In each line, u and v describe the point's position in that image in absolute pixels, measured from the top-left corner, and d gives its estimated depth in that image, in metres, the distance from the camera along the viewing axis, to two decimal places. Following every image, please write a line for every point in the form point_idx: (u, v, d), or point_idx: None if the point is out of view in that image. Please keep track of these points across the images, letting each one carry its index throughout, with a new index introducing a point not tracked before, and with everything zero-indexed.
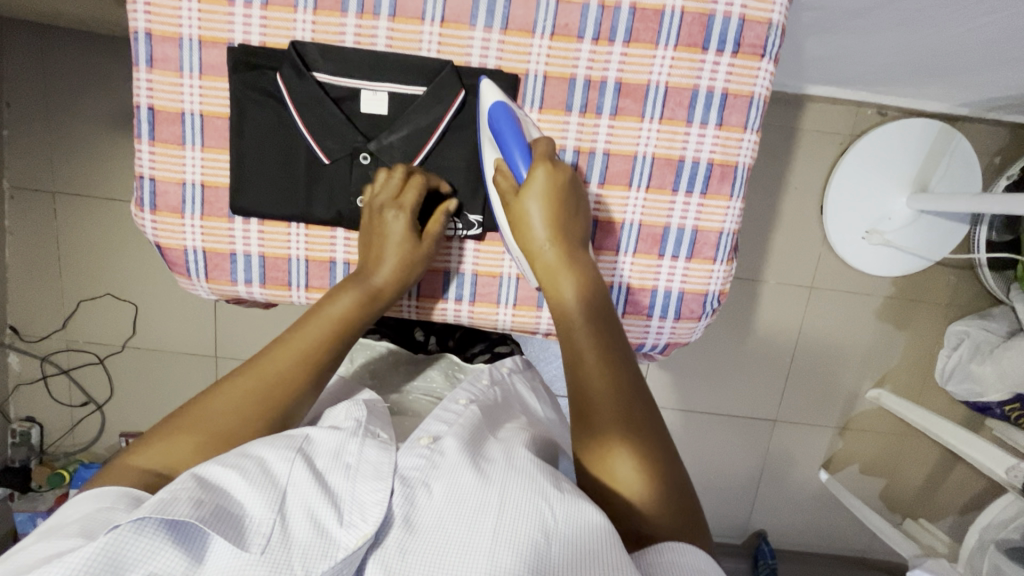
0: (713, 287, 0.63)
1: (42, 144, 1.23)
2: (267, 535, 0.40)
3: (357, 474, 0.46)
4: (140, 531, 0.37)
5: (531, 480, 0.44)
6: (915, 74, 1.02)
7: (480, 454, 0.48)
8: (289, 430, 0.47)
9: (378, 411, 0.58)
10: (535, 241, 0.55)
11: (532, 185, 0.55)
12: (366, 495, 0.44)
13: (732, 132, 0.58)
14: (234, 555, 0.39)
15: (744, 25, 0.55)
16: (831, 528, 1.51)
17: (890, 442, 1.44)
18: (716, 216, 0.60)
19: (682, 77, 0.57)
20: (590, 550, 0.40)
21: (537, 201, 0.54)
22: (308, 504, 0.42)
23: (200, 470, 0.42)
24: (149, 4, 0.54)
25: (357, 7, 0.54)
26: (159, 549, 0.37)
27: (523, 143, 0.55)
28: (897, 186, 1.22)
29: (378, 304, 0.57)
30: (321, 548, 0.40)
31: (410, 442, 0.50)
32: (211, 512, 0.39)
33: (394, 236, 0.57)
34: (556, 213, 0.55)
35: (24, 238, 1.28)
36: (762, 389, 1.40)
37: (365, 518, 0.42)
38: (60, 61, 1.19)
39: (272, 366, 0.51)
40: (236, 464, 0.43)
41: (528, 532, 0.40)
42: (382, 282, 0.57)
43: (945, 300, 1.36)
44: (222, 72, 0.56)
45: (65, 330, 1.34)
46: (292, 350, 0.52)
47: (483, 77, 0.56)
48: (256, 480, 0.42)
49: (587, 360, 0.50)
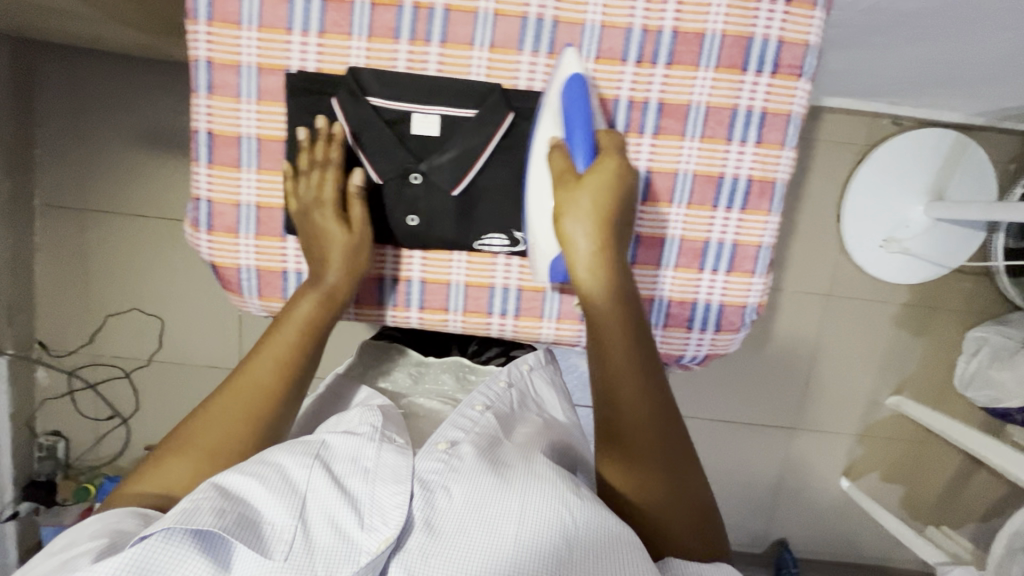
0: (752, 300, 0.64)
1: (72, 163, 1.25)
2: (289, 541, 0.43)
3: (375, 478, 0.49)
4: (168, 540, 0.41)
5: (547, 485, 0.47)
6: (933, 85, 1.04)
7: (496, 459, 0.52)
8: (305, 437, 0.51)
9: (391, 417, 0.61)
10: (581, 233, 0.54)
11: (602, 171, 0.54)
12: (385, 498, 0.47)
13: (771, 149, 0.60)
14: (257, 561, 0.42)
15: (782, 46, 0.57)
16: (854, 538, 1.49)
17: (910, 449, 1.44)
18: (755, 230, 0.62)
19: (722, 97, 0.58)
20: (603, 555, 0.45)
21: (592, 193, 0.53)
22: (327, 509, 0.46)
23: (223, 480, 0.45)
24: (211, 33, 0.56)
25: (410, 34, 0.57)
26: (187, 555, 0.41)
27: (592, 131, 0.55)
28: (912, 194, 1.24)
29: (337, 304, 0.59)
30: (343, 553, 0.44)
31: (428, 447, 0.53)
32: (233, 520, 0.42)
33: (336, 235, 0.57)
34: (609, 210, 0.54)
35: (54, 255, 1.30)
36: (782, 397, 1.41)
37: (385, 521, 0.45)
38: (92, 83, 1.21)
39: (249, 378, 0.56)
40: (255, 471, 0.47)
41: (543, 538, 0.44)
42: (333, 277, 0.58)
43: (963, 306, 1.37)
44: (278, 97, 0.58)
45: (92, 345, 1.35)
46: (268, 359, 0.57)
47: (568, 47, 0.56)
48: (276, 487, 0.46)
49: (616, 364, 0.53)
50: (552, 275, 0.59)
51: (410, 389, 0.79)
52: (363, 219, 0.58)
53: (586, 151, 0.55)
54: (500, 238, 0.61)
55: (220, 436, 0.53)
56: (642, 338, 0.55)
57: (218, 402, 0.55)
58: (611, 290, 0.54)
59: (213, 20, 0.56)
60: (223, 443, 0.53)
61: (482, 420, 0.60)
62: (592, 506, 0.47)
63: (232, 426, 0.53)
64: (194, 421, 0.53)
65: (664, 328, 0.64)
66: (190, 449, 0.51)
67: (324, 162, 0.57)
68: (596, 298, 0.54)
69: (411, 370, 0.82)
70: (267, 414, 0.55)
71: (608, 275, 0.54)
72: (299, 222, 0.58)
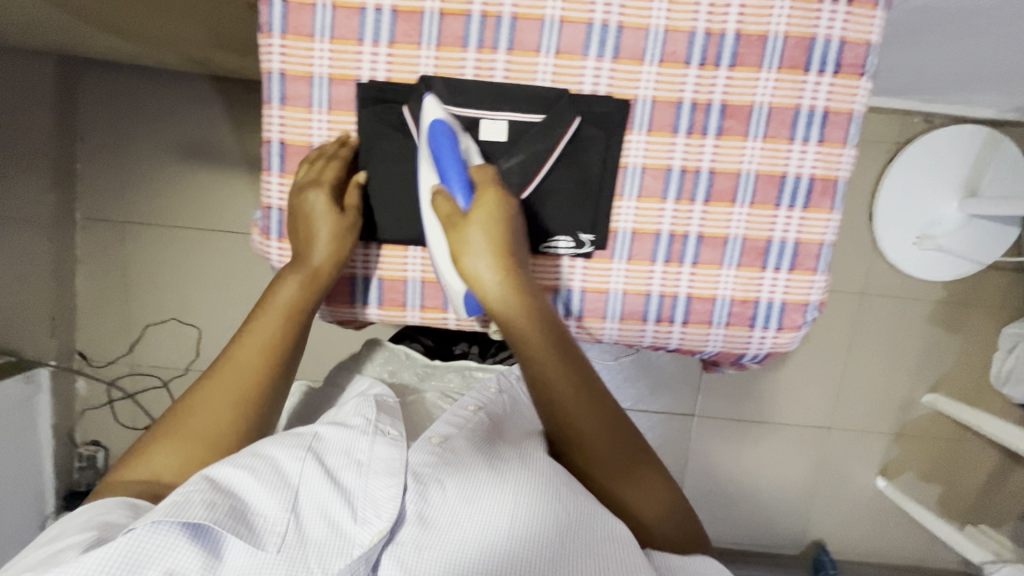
0: (814, 297, 0.64)
1: (111, 177, 1.27)
2: (281, 535, 0.47)
3: (369, 471, 0.53)
4: (156, 530, 0.44)
5: (538, 483, 0.52)
6: (970, 83, 1.04)
7: (488, 453, 0.56)
8: (299, 429, 0.54)
9: (387, 405, 0.63)
10: (483, 270, 0.57)
11: (479, 212, 0.56)
12: (379, 491, 0.51)
13: (833, 147, 0.61)
14: (248, 553, 0.46)
15: (845, 46, 0.58)
16: (894, 538, 1.46)
17: (946, 448, 1.42)
18: (818, 228, 0.62)
19: (785, 97, 0.59)
20: (585, 546, 0.50)
21: (481, 229, 0.56)
22: (320, 503, 0.50)
23: (214, 473, 0.49)
24: (285, 46, 0.58)
25: (477, 42, 0.58)
26: (175, 544, 0.44)
27: (463, 168, 0.57)
28: (944, 192, 1.24)
29: (320, 285, 0.60)
30: (337, 546, 0.47)
31: (422, 442, 0.56)
32: (224, 513, 0.46)
33: (322, 217, 0.58)
34: (501, 242, 0.57)
35: (95, 267, 1.31)
36: (818, 396, 1.39)
37: (379, 514, 0.49)
38: (134, 97, 1.23)
39: (233, 365, 0.59)
40: (249, 465, 0.50)
41: (530, 531, 0.49)
42: (317, 261, 0.59)
43: (996, 303, 1.35)
44: (348, 106, 0.59)
45: (131, 356, 1.35)
46: (252, 347, 0.59)
47: (427, 94, 0.58)
48: (270, 481, 0.50)
49: (556, 386, 0.58)
50: (467, 308, 0.61)
51: (417, 385, 0.77)
52: (357, 205, 0.60)
53: (464, 192, 0.58)
54: (566, 241, 0.62)
55: (208, 422, 0.56)
56: (562, 350, 0.58)
57: (205, 388, 0.58)
58: (531, 318, 0.57)
59: (286, 33, 0.58)
60: (213, 431, 0.56)
61: (473, 418, 0.61)
62: (572, 503, 0.52)
63: (217, 413, 0.57)
64: (181, 411, 0.57)
65: (726, 327, 0.64)
66: (178, 434, 0.55)
67: (330, 152, 0.59)
68: (510, 326, 0.57)
69: (420, 367, 0.80)
70: (251, 401, 0.58)
71: (517, 302, 0.57)
72: (293, 200, 0.59)
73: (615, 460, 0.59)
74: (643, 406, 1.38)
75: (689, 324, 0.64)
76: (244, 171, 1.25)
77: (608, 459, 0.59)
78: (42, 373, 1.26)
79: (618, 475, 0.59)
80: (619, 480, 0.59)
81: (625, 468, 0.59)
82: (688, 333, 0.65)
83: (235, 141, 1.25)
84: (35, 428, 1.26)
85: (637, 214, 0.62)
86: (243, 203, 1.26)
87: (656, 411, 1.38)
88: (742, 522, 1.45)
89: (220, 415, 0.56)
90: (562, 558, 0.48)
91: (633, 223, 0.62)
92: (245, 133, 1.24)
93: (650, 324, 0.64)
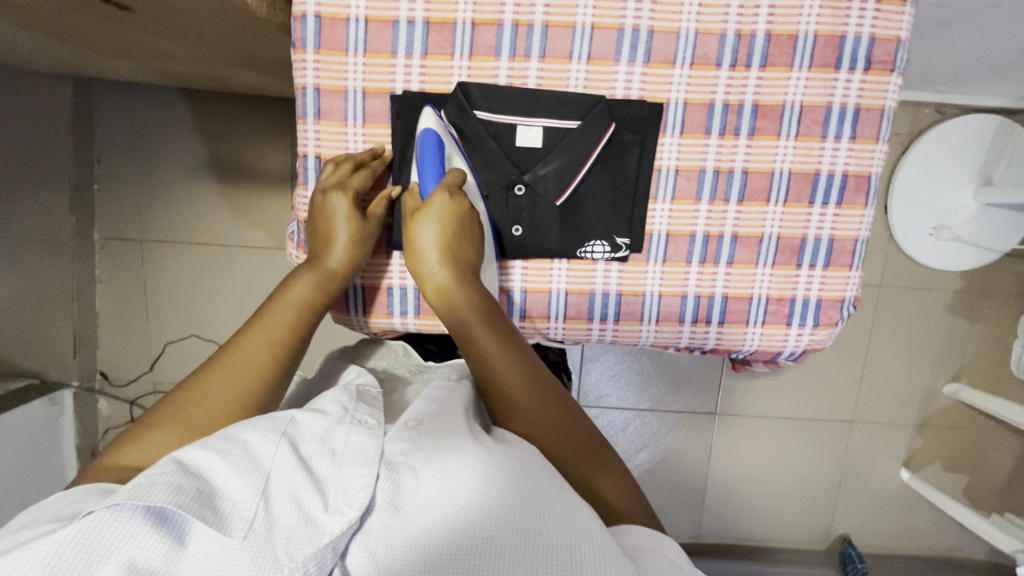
0: (849, 293, 0.64)
1: (129, 196, 1.26)
2: (250, 519, 0.42)
3: (342, 460, 0.47)
4: (116, 515, 0.40)
5: (522, 462, 0.47)
6: (986, 73, 1.03)
7: (471, 430, 0.51)
8: (273, 413, 0.50)
9: (368, 396, 0.59)
10: (427, 264, 0.58)
11: (428, 209, 0.58)
12: (350, 480, 0.46)
13: (865, 143, 0.61)
14: (214, 539, 0.41)
15: (874, 43, 0.58)
16: (920, 529, 1.45)
17: (968, 437, 1.41)
18: (852, 224, 0.62)
19: (816, 95, 0.59)
20: (577, 531, 0.43)
21: (432, 224, 0.57)
22: (290, 489, 0.44)
23: (183, 456, 0.45)
24: (319, 61, 0.59)
25: (509, 51, 0.59)
26: (136, 531, 0.39)
27: (439, 172, 0.59)
28: (960, 182, 1.23)
29: (333, 287, 0.60)
30: (305, 534, 0.42)
31: (398, 426, 0.53)
32: (191, 496, 0.41)
33: (342, 222, 0.59)
34: (447, 239, 0.58)
35: (114, 287, 1.30)
36: (838, 390, 1.39)
37: (350, 503, 0.44)
38: (146, 115, 1.22)
39: (238, 355, 0.56)
40: (219, 448, 0.46)
41: (516, 509, 0.42)
42: (333, 264, 0.60)
43: (1015, 291, 1.35)
44: (383, 120, 0.61)
45: (151, 373, 1.32)
46: (262, 339, 0.57)
47: (428, 105, 0.59)
48: (239, 464, 0.45)
49: (504, 373, 0.55)
50: None
51: (408, 378, 0.73)
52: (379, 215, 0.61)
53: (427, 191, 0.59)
54: (602, 245, 0.62)
55: (213, 412, 0.52)
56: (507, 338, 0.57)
57: (208, 377, 0.54)
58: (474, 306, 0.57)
59: (320, 48, 0.58)
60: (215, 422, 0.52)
61: (457, 385, 0.62)
62: (552, 482, 0.46)
63: (221, 403, 0.53)
64: (179, 399, 0.53)
65: (763, 326, 0.64)
66: (176, 424, 0.51)
67: (360, 161, 0.60)
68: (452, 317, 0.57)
69: (416, 362, 0.75)
70: (256, 393, 0.55)
71: (460, 292, 0.57)
72: (317, 201, 0.60)
73: (574, 446, 0.54)
74: (664, 406, 1.38)
75: (725, 324, 0.64)
76: (259, 186, 1.24)
77: (566, 444, 0.54)
78: (65, 394, 1.26)
79: (584, 463, 0.53)
80: (582, 465, 0.53)
81: (586, 456, 0.54)
82: (724, 333, 0.65)
83: (246, 155, 1.23)
84: (61, 450, 1.26)
85: (672, 216, 0.62)
86: (259, 218, 1.25)
87: (677, 411, 1.38)
88: (767, 518, 1.44)
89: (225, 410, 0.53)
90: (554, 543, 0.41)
91: (668, 224, 0.63)
92: (256, 148, 1.22)
93: (687, 325, 0.64)
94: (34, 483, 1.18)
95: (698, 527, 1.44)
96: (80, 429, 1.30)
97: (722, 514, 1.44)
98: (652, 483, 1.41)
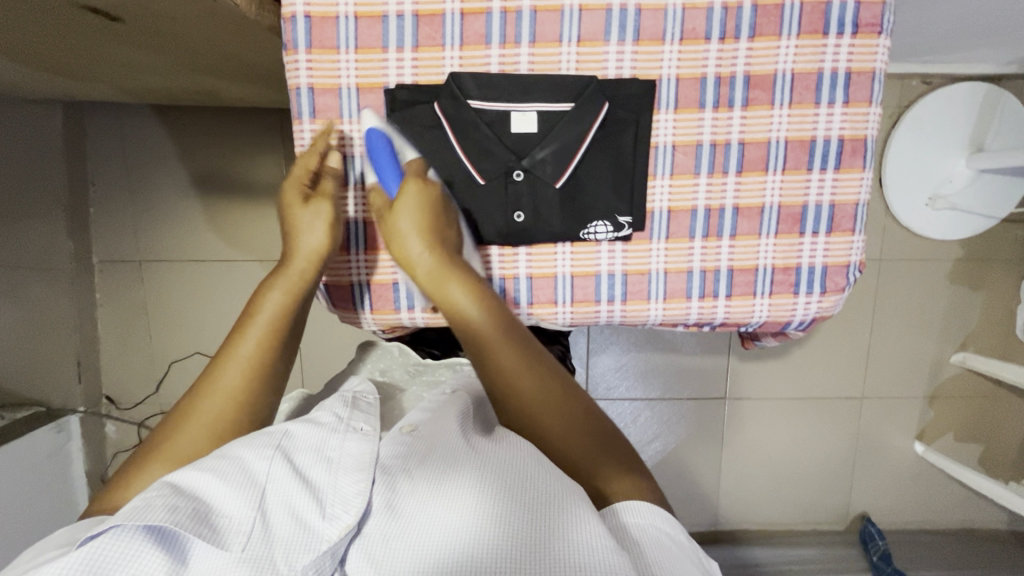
0: (854, 258, 0.64)
1: (127, 218, 1.25)
2: (248, 533, 0.41)
3: (339, 468, 0.47)
4: (118, 537, 0.39)
5: (518, 459, 0.46)
6: (970, 38, 1.03)
7: (466, 436, 0.51)
8: (267, 428, 0.49)
9: (367, 402, 0.59)
10: (410, 251, 0.58)
11: (401, 200, 0.58)
12: (347, 487, 0.45)
13: (859, 107, 0.61)
14: (215, 556, 0.40)
15: (860, 7, 0.59)
16: (940, 502, 1.45)
17: (979, 406, 1.40)
18: (852, 188, 0.63)
19: (807, 62, 0.60)
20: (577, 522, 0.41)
21: (409, 213, 0.58)
22: (287, 500, 0.44)
23: (177, 479, 0.44)
24: (311, 61, 0.59)
25: (500, 38, 0.59)
26: (139, 552, 0.39)
27: (396, 168, 0.60)
28: (952, 150, 1.23)
29: (303, 288, 0.60)
30: (304, 542, 0.42)
31: (394, 433, 0.52)
32: (187, 515, 0.40)
33: (296, 209, 0.60)
34: (427, 224, 0.58)
35: (115, 309, 1.29)
36: (845, 367, 1.39)
37: (347, 509, 0.43)
38: (140, 136, 1.22)
39: (214, 377, 0.55)
40: (213, 467, 0.45)
41: (508, 504, 0.41)
42: (297, 264, 0.60)
43: (1015, 254, 1.34)
44: (377, 114, 0.61)
45: (158, 394, 1.31)
46: (239, 358, 0.56)
47: (365, 108, 0.60)
48: (234, 480, 0.44)
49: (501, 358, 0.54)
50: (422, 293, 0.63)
51: (407, 383, 0.73)
52: (331, 189, 0.61)
53: (392, 188, 0.60)
54: (605, 225, 0.62)
55: (187, 441, 0.51)
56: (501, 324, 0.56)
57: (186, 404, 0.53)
58: (468, 294, 0.57)
59: (311, 48, 0.59)
60: (190, 447, 0.51)
61: (452, 396, 0.61)
62: (558, 483, 0.45)
63: (195, 428, 0.52)
64: (173, 423, 0.52)
65: (770, 297, 0.64)
66: (158, 457, 0.50)
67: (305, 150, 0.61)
68: (444, 301, 0.58)
69: (413, 364, 0.76)
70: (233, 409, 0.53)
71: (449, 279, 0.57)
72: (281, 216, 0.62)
73: (580, 429, 0.52)
74: (673, 394, 1.37)
75: (733, 297, 0.64)
76: (256, 201, 1.24)
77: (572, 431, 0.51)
78: (72, 421, 1.24)
79: (593, 448, 0.51)
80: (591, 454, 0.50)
81: (596, 443, 0.51)
82: (732, 307, 0.65)
83: (241, 169, 1.23)
84: (70, 477, 1.24)
85: (672, 192, 0.63)
86: (256, 232, 1.25)
87: (688, 399, 1.38)
88: (784, 501, 1.44)
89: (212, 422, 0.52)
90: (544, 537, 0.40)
91: (669, 201, 0.63)
92: (249, 162, 1.22)
93: (694, 300, 0.64)
94: (45, 512, 1.17)
95: (716, 514, 1.43)
96: (90, 455, 1.29)
97: (739, 499, 1.43)
98: (667, 473, 1.40)
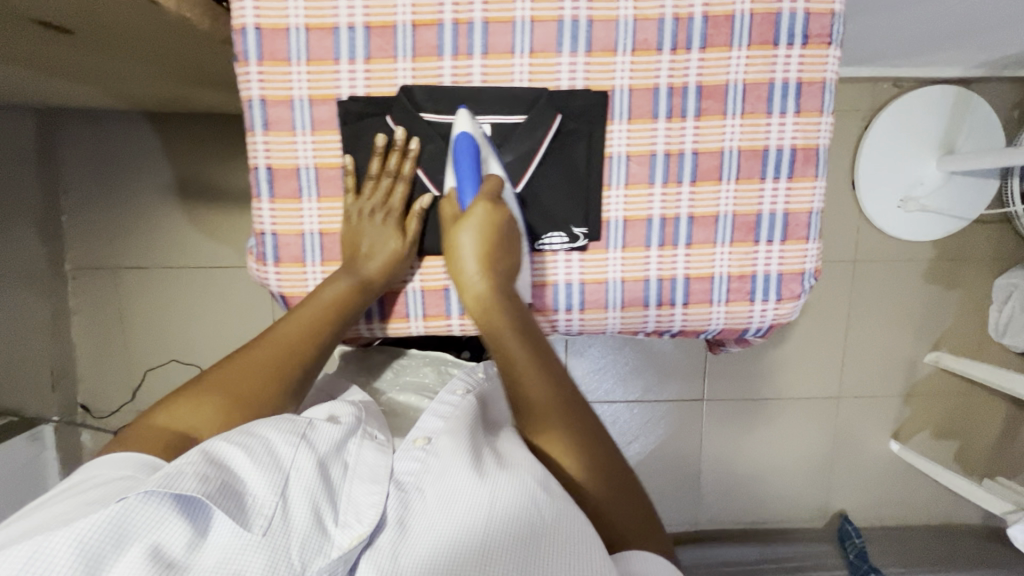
0: (809, 266, 0.65)
1: (101, 226, 1.24)
2: (269, 517, 0.42)
3: (354, 476, 0.49)
4: (147, 502, 0.40)
5: (527, 480, 0.47)
6: (937, 42, 1.04)
7: (482, 447, 0.52)
8: (293, 415, 0.49)
9: (371, 411, 0.60)
10: (466, 270, 0.59)
11: (470, 217, 0.58)
12: (361, 497, 0.47)
13: (811, 116, 0.62)
14: (235, 534, 0.41)
15: (810, 17, 0.59)
16: (915, 500, 1.46)
17: (954, 404, 1.42)
18: (805, 197, 0.63)
19: (758, 73, 0.60)
20: (581, 555, 0.43)
21: (472, 233, 0.58)
22: (309, 491, 0.45)
23: (210, 447, 0.44)
24: (262, 72, 0.59)
25: (452, 50, 0.59)
26: (165, 519, 0.40)
27: (478, 182, 0.60)
28: (924, 152, 1.25)
29: (370, 291, 0.61)
30: (317, 543, 0.43)
31: (406, 444, 0.53)
32: (217, 488, 0.41)
33: (393, 240, 0.61)
34: (487, 246, 0.59)
35: (90, 316, 1.28)
36: (822, 367, 1.40)
37: (360, 519, 0.45)
38: (112, 141, 1.21)
39: (278, 338, 0.58)
40: (242, 443, 0.45)
41: (514, 533, 0.44)
42: (376, 265, 0.60)
43: (989, 255, 1.36)
44: (331, 126, 0.61)
45: (135, 402, 1.30)
46: (300, 324, 0.59)
47: (462, 107, 0.60)
48: (262, 461, 0.45)
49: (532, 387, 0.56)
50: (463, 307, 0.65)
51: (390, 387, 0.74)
52: (416, 233, 0.63)
53: (466, 197, 0.60)
54: (559, 236, 0.63)
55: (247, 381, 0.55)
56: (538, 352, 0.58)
57: (251, 353, 0.57)
58: (512, 322, 0.58)
59: (262, 59, 0.58)
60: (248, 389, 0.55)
61: (463, 400, 0.59)
62: (567, 516, 0.46)
63: (259, 374, 0.56)
64: (239, 364, 0.56)
65: (727, 304, 0.65)
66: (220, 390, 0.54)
67: (394, 173, 0.62)
68: (484, 321, 0.58)
69: (392, 365, 0.77)
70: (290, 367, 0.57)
71: (497, 301, 0.59)
72: (351, 224, 0.62)
73: (596, 467, 0.54)
74: (653, 396, 1.38)
75: (690, 305, 0.65)
76: (232, 206, 1.24)
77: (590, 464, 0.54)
78: (47, 430, 1.20)
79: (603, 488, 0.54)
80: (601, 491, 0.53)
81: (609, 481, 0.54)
82: (689, 314, 0.65)
83: (215, 175, 1.23)
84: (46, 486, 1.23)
85: (627, 201, 0.63)
86: (232, 237, 1.25)
87: (667, 400, 1.39)
88: (763, 500, 1.45)
89: (261, 378, 0.56)
90: (544, 563, 0.42)
91: (624, 211, 0.63)
92: (224, 167, 1.22)
93: (652, 309, 0.65)
94: None
95: (697, 514, 1.44)
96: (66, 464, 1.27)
97: (720, 499, 1.44)
98: (648, 474, 1.41)
